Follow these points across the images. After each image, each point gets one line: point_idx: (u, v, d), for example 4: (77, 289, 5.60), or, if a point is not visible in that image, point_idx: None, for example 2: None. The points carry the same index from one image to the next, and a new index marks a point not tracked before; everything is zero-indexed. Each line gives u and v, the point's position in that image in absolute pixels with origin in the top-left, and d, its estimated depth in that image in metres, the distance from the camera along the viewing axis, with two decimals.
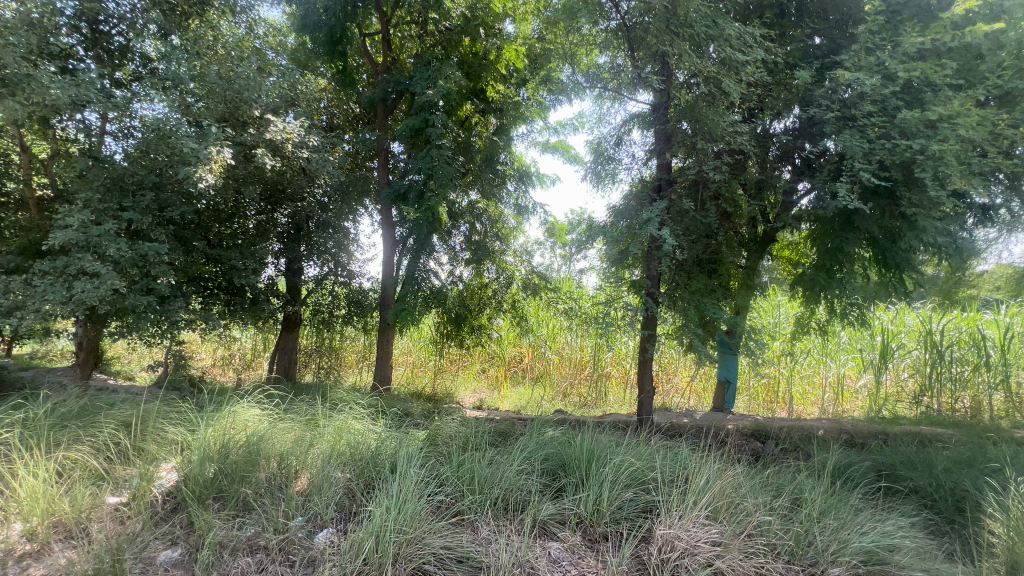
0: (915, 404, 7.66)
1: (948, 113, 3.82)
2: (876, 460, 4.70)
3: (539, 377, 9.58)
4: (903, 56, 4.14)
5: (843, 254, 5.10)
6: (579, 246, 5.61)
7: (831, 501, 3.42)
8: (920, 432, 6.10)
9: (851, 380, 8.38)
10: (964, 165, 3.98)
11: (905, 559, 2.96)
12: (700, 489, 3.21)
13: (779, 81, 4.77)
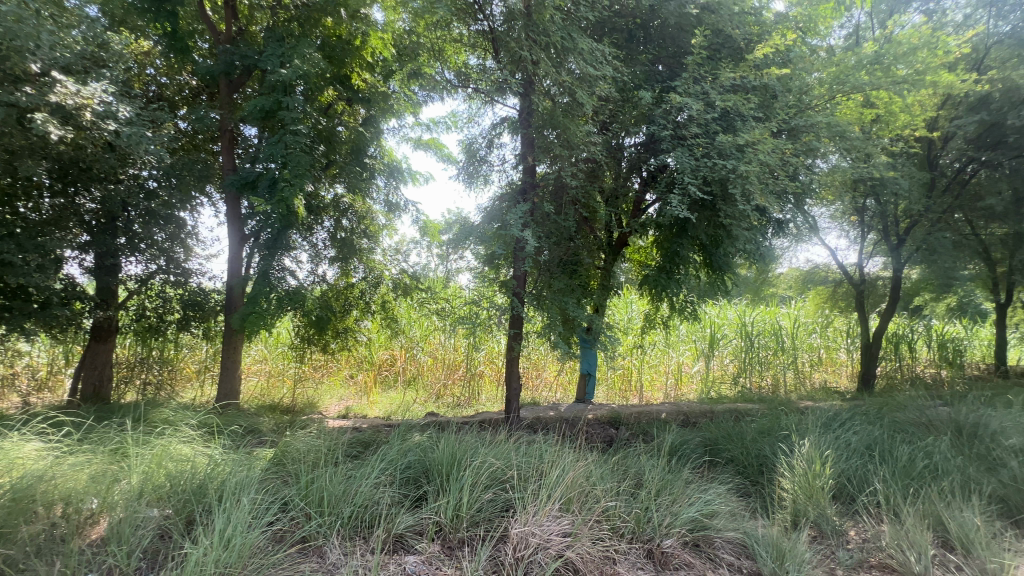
0: (734, 384, 8.98)
1: (751, 140, 4.55)
2: (705, 436, 5.39)
3: (411, 380, 9.29)
4: (720, 89, 4.85)
5: (679, 258, 5.79)
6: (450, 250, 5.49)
7: (667, 479, 3.81)
8: (737, 409, 7.21)
9: (688, 367, 9.49)
10: (763, 185, 4.77)
11: (721, 522, 3.42)
12: (554, 482, 3.32)
13: (628, 99, 5.23)
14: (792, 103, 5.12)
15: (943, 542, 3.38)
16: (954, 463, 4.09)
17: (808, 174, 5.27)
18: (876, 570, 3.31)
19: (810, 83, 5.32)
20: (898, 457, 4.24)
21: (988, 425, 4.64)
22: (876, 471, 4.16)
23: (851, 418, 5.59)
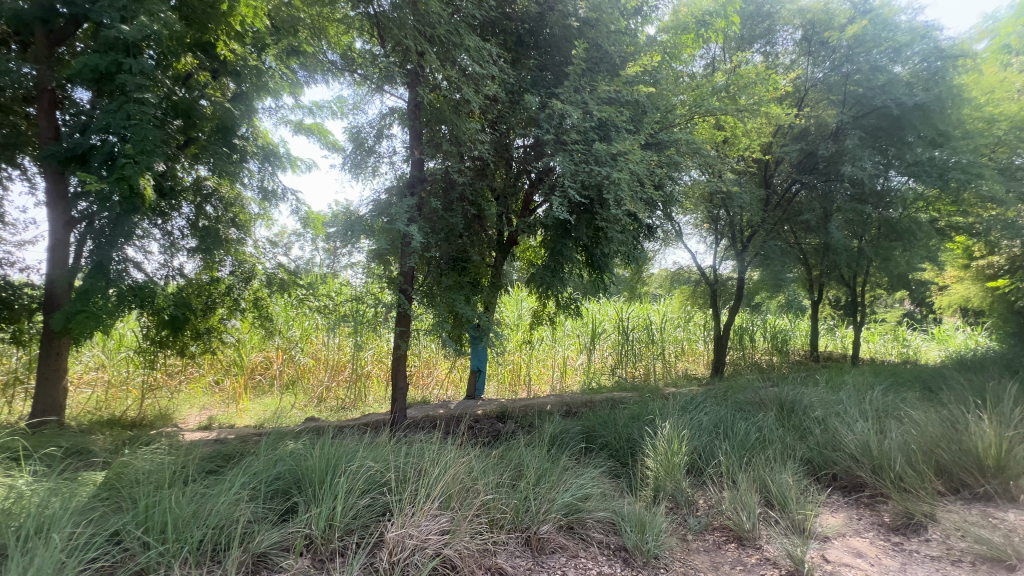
0: (612, 374, 9.75)
1: (623, 150, 4.95)
2: (584, 425, 5.76)
3: (289, 384, 8.59)
4: (597, 100, 5.21)
5: (562, 257, 6.08)
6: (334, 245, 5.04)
7: (545, 467, 4.00)
8: (613, 398, 7.81)
9: (573, 360, 10.07)
10: (633, 192, 5.23)
11: (593, 504, 3.68)
12: (434, 481, 3.30)
13: (514, 101, 5.37)
14: (657, 119, 5.70)
15: (765, 501, 4.01)
16: (777, 434, 4.87)
17: (671, 185, 5.90)
18: (718, 531, 3.82)
19: (673, 103, 5.96)
20: (737, 432, 4.93)
21: (802, 401, 5.61)
22: (720, 445, 4.79)
23: (704, 400, 6.37)
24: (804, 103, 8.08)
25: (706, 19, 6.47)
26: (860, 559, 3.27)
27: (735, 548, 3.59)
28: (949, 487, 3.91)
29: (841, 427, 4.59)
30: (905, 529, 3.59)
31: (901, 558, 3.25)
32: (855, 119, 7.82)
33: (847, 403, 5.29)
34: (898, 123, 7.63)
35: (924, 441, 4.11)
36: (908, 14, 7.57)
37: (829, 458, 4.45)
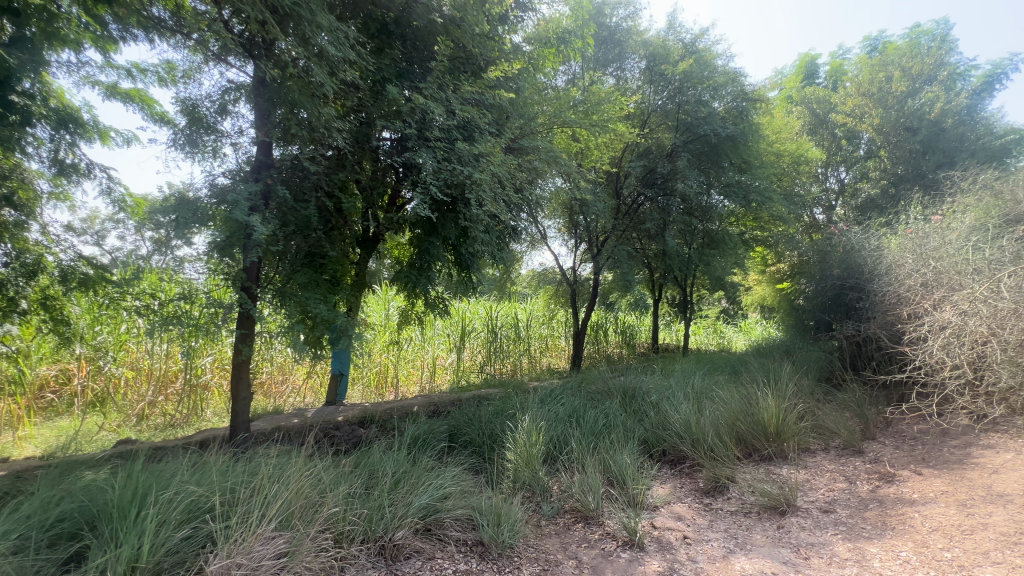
0: (481, 372, 9.91)
1: (484, 152, 5.07)
2: (449, 424, 5.73)
3: (96, 403, 7.02)
4: (461, 100, 5.26)
5: (428, 255, 5.95)
6: (164, 235, 4.23)
7: (403, 472, 3.89)
8: (480, 395, 7.91)
9: (443, 360, 9.99)
10: (495, 193, 5.37)
11: (451, 503, 3.66)
12: (273, 499, 2.97)
13: (375, 91, 5.15)
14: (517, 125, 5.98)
15: (608, 480, 4.43)
16: (620, 419, 5.42)
17: (531, 189, 6.21)
18: (568, 513, 4.10)
19: (533, 112, 6.31)
20: (587, 419, 5.36)
21: (641, 387, 6.31)
22: (572, 433, 5.16)
23: (562, 392, 6.82)
24: (647, 126, 9.12)
25: (567, 38, 6.78)
26: (679, 521, 3.79)
27: (582, 527, 3.89)
28: (745, 453, 4.73)
29: (669, 408, 5.26)
30: (713, 491, 4.25)
31: (709, 516, 3.84)
32: (684, 143, 9.10)
33: (675, 388, 6.10)
34: (716, 150, 9.08)
35: (728, 415, 4.90)
36: (723, 60, 9.04)
37: (660, 436, 5.08)
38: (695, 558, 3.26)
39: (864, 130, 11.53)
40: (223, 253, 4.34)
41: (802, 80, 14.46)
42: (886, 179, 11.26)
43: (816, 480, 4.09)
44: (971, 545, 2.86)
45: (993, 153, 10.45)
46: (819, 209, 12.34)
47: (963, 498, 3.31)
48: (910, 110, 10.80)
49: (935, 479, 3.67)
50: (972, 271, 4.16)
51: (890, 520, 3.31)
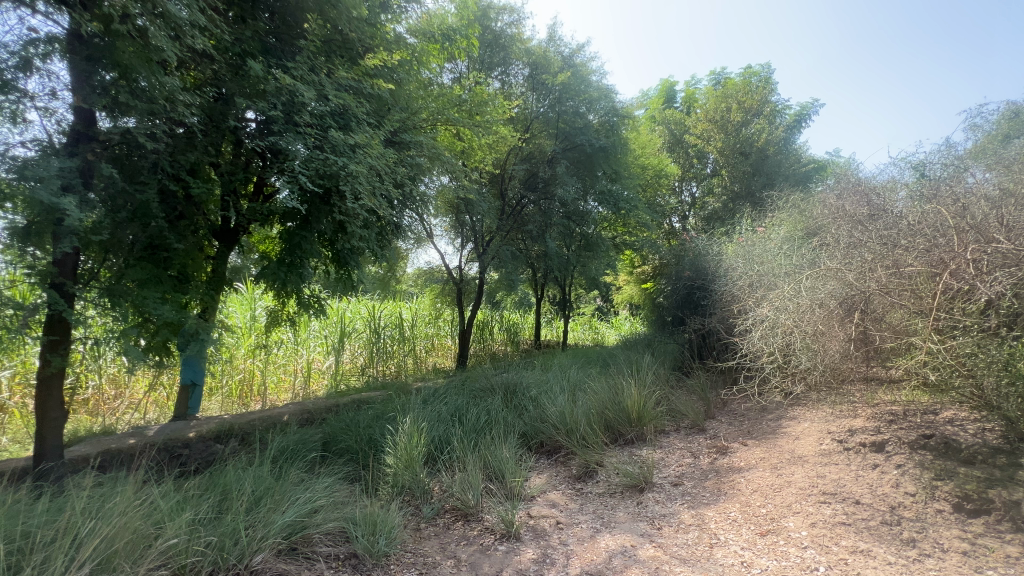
0: (362, 374, 9.37)
1: (361, 142, 4.82)
2: (324, 432, 5.34)
3: None
4: (335, 85, 4.94)
5: (300, 250, 5.43)
6: None
7: (266, 489, 3.54)
8: (360, 398, 7.51)
9: (319, 363, 9.25)
10: (372, 187, 5.13)
11: (322, 517, 3.41)
12: (87, 540, 2.49)
13: (234, 65, 4.61)
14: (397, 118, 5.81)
15: (488, 476, 4.50)
16: (501, 414, 5.54)
17: (413, 185, 6.06)
18: (448, 513, 4.08)
19: (415, 107, 6.15)
20: (469, 417, 5.40)
21: (522, 382, 6.53)
22: (454, 431, 5.14)
23: (446, 392, 6.77)
24: (530, 131, 9.48)
25: (451, 35, 6.75)
26: (553, 508, 4.00)
27: (462, 525, 3.90)
28: (612, 438, 5.17)
29: (547, 401, 5.53)
30: (584, 476, 4.56)
31: (579, 500, 4.12)
32: (563, 151, 9.62)
33: (553, 381, 6.42)
34: (591, 160, 9.74)
35: (598, 404, 5.30)
36: (597, 76, 9.74)
37: (538, 428, 5.32)
38: (566, 541, 3.46)
39: (710, 152, 13.41)
40: (25, 242, 3.53)
41: (663, 103, 16.24)
42: (726, 194, 13.10)
43: (669, 457, 4.61)
44: (780, 499, 3.46)
45: (800, 178, 12.83)
46: (676, 218, 13.99)
47: (775, 461, 3.99)
48: (744, 137, 12.82)
49: (756, 447, 4.37)
50: (783, 274, 5.03)
51: (723, 486, 3.86)
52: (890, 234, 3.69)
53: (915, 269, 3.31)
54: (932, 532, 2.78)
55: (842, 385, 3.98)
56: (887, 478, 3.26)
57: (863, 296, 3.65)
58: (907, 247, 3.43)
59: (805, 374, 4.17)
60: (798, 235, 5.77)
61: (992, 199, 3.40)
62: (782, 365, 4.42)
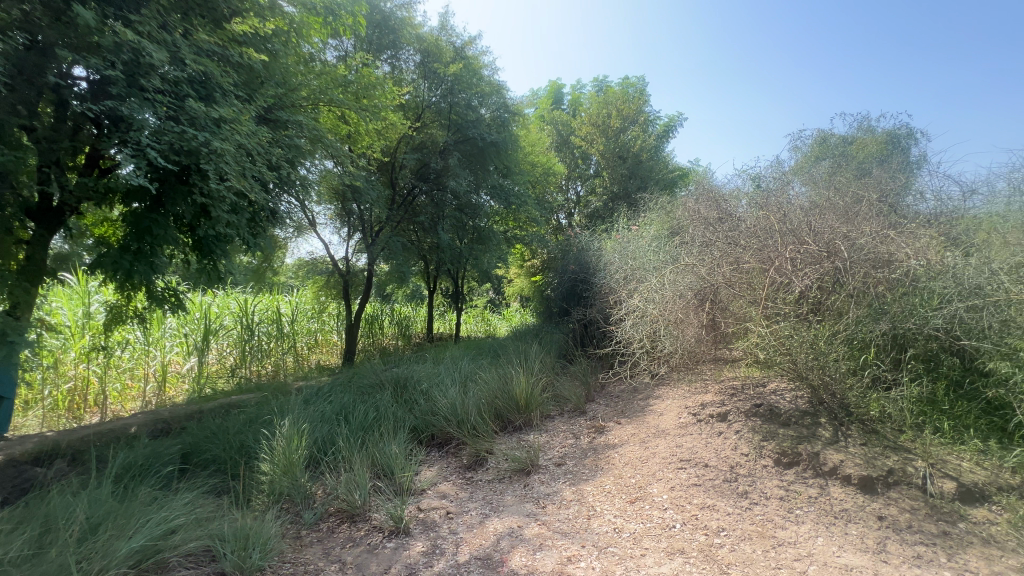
0: (232, 376, 8.37)
1: (227, 117, 4.31)
2: (183, 443, 4.72)
3: None
4: (193, 49, 4.36)
5: (150, 235, 4.69)
6: None
7: (106, 514, 3.05)
8: (229, 401, 6.76)
9: (177, 366, 8.09)
10: (241, 168, 4.61)
11: (181, 537, 3.03)
12: None
13: (55, 10, 3.83)
14: (271, 94, 5.30)
15: (376, 474, 4.36)
16: (390, 410, 5.39)
17: (290, 169, 5.57)
18: (332, 516, 3.88)
19: (292, 82, 5.65)
20: (356, 415, 5.17)
21: (412, 376, 6.40)
22: (339, 431, 4.88)
23: (330, 390, 6.41)
24: (421, 120, 9.28)
25: (334, 10, 6.33)
26: (443, 499, 4.02)
27: (347, 528, 3.73)
28: (501, 426, 5.34)
29: (438, 394, 5.51)
30: (474, 465, 4.64)
31: (469, 489, 4.19)
32: (455, 143, 9.57)
33: (444, 373, 6.39)
34: (482, 154, 9.81)
35: (488, 394, 5.43)
36: (488, 71, 9.83)
37: (429, 422, 5.29)
38: (456, 530, 3.51)
39: (593, 154, 14.39)
40: None
41: (551, 104, 16.94)
42: (606, 194, 14.16)
43: (553, 440, 4.90)
44: (647, 469, 3.88)
45: (668, 182, 14.34)
46: (563, 215, 14.77)
47: (643, 436, 4.45)
48: (621, 142, 13.96)
49: (628, 425, 4.83)
50: (651, 269, 5.60)
51: (600, 462, 4.21)
52: (733, 235, 4.29)
53: (752, 265, 3.91)
54: (759, 484, 3.36)
55: (697, 365, 4.58)
56: (728, 442, 3.84)
57: (713, 288, 4.21)
58: (746, 247, 4.02)
59: (668, 358, 4.70)
60: (664, 233, 6.45)
61: (806, 209, 4.13)
62: (649, 350, 4.93)
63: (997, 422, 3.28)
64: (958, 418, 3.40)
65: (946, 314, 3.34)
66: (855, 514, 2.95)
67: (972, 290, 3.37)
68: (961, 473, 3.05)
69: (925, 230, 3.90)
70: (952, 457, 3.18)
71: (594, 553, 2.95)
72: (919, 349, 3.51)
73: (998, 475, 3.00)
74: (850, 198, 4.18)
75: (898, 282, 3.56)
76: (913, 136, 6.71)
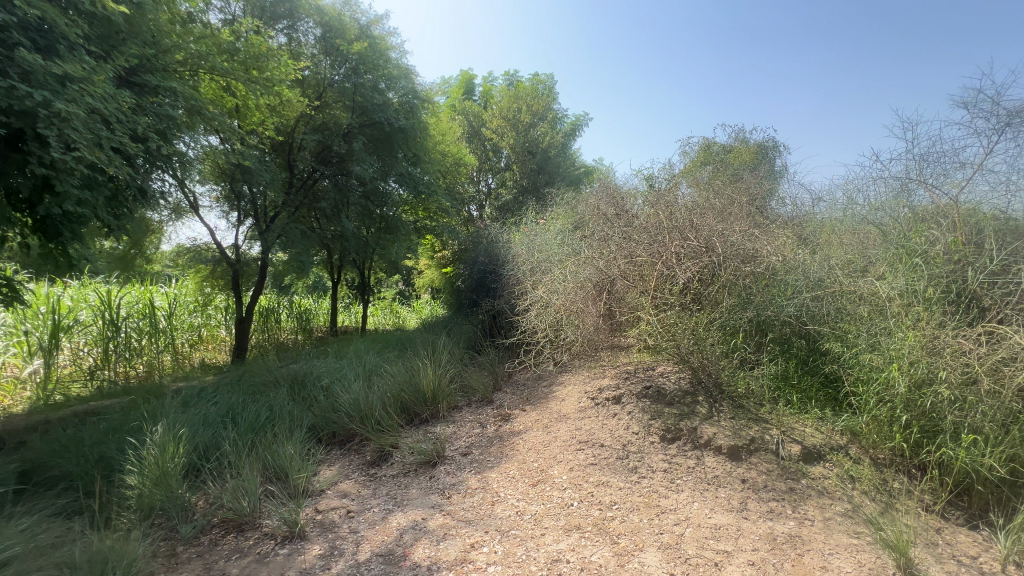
0: (91, 380, 7.22)
1: (75, 75, 3.70)
2: (23, 460, 4.01)
3: None
4: None
5: None
6: None
7: None
8: (87, 408, 5.85)
9: (16, 370, 6.81)
10: (95, 137, 3.98)
11: (16, 569, 2.59)
12: None
13: None
14: (135, 53, 4.64)
15: (269, 478, 4.05)
16: (284, 409, 5.03)
17: (162, 142, 4.92)
18: (216, 528, 3.54)
19: (165, 43, 5.02)
20: (245, 416, 4.75)
21: (311, 372, 6.02)
22: (225, 434, 4.45)
23: (215, 390, 5.81)
24: (322, 99, 8.71)
25: None
26: (344, 498, 3.85)
27: (233, 538, 3.43)
28: (407, 420, 5.23)
29: (339, 390, 5.25)
30: (378, 460, 4.50)
31: (372, 485, 4.06)
32: (360, 126, 9.08)
33: (347, 368, 6.10)
34: (390, 140, 9.42)
35: (394, 388, 5.29)
36: (396, 53, 9.45)
37: (330, 419, 5.04)
38: (357, 528, 3.38)
39: (504, 147, 14.53)
40: None
41: (463, 94, 16.78)
42: (516, 188, 14.41)
43: (460, 430, 4.91)
44: (548, 453, 4.05)
45: (574, 179, 14.96)
46: (474, 207, 14.76)
47: (546, 422, 4.64)
48: (530, 137, 14.29)
49: (532, 412, 5.00)
50: (556, 261, 5.81)
51: (505, 449, 4.31)
52: (628, 231, 4.61)
53: (644, 259, 4.23)
54: (647, 459, 3.67)
55: (596, 353, 4.86)
56: (621, 423, 4.13)
57: (610, 279, 4.49)
58: (638, 241, 4.34)
59: (570, 346, 4.94)
60: (569, 227, 6.73)
61: (690, 209, 4.56)
62: (553, 338, 5.14)
63: (832, 393, 3.91)
64: (804, 391, 3.98)
65: (796, 303, 3.97)
66: (724, 479, 3.35)
67: (816, 283, 4.02)
68: (805, 437, 3.58)
69: (782, 231, 4.50)
70: (798, 425, 3.73)
71: (496, 537, 3.03)
72: (776, 332, 4.04)
73: (831, 437, 3.57)
74: (726, 200, 4.68)
75: (761, 275, 4.06)
76: (777, 148, 7.68)
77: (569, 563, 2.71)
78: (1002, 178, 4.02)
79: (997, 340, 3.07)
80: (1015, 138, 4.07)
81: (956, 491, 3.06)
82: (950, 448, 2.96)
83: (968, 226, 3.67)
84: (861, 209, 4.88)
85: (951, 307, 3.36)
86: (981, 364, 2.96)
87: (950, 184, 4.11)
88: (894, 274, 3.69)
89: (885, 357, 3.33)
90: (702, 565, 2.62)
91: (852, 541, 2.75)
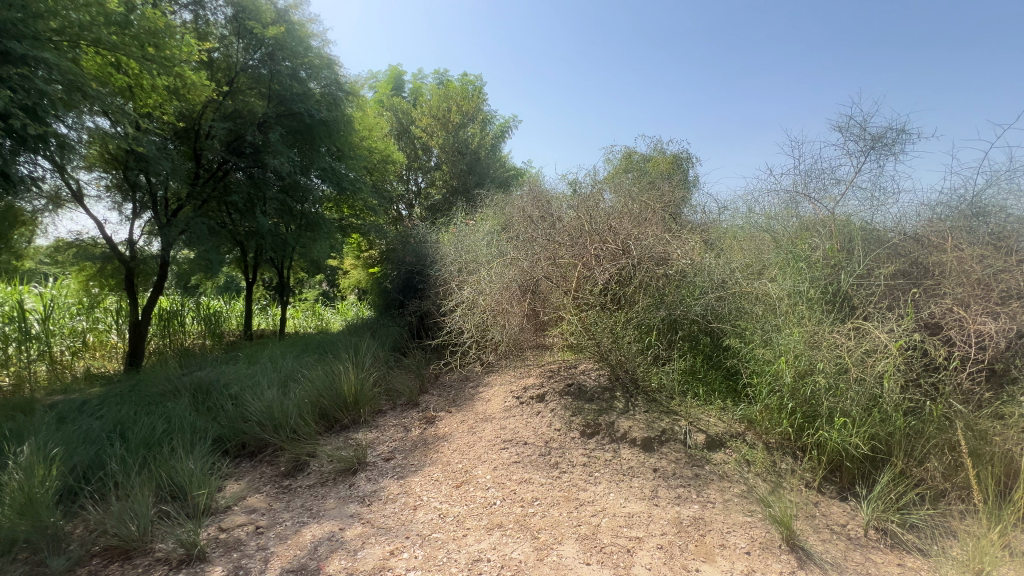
0: None
1: None
2: None
3: None
4: None
5: None
6: None
7: None
8: None
9: None
10: None
11: None
12: None
13: None
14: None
15: (163, 497, 3.66)
16: (184, 419, 4.57)
17: (34, 123, 4.34)
18: (97, 558, 3.14)
19: (37, 8, 4.44)
20: (136, 430, 4.26)
21: (217, 380, 5.53)
22: (110, 452, 3.96)
23: (100, 403, 5.18)
24: (233, 85, 8.14)
25: None
26: (252, 514, 3.58)
27: (118, 567, 3.06)
28: (326, 426, 4.98)
29: (248, 397, 4.87)
30: (293, 471, 4.24)
31: (285, 498, 3.82)
32: (277, 116, 8.48)
33: (259, 374, 5.67)
34: (310, 132, 8.89)
35: (311, 394, 5.00)
36: (318, 42, 8.99)
37: (239, 429, 4.68)
38: (265, 545, 3.16)
39: (433, 147, 14.33)
40: None
41: (391, 89, 16.36)
42: (446, 188, 14.25)
43: (383, 435, 4.77)
44: (473, 453, 4.06)
45: (503, 181, 15.08)
46: (402, 206, 14.39)
47: (471, 423, 4.63)
48: (460, 138, 14.20)
49: (457, 414, 4.97)
50: (483, 261, 5.85)
51: (430, 453, 4.25)
52: (551, 233, 4.74)
53: (567, 260, 4.39)
54: (567, 454, 3.79)
55: (521, 352, 4.94)
56: (544, 421, 4.22)
57: (534, 280, 4.61)
58: (561, 244, 4.50)
59: (496, 346, 4.97)
60: (497, 228, 6.78)
61: (609, 213, 4.79)
62: (479, 339, 5.15)
63: (731, 384, 4.26)
64: (709, 384, 4.33)
65: (702, 303, 4.26)
66: (638, 469, 3.54)
67: (719, 284, 4.34)
68: (709, 427, 3.88)
69: (691, 236, 4.84)
70: (703, 415, 4.04)
71: (417, 542, 2.97)
72: (685, 330, 4.42)
73: (731, 425, 3.91)
74: (643, 207, 4.98)
75: (673, 277, 4.35)
76: (689, 161, 8.28)
77: (490, 562, 2.72)
78: (868, 194, 4.63)
79: (862, 334, 3.53)
80: (877, 160, 4.72)
81: (830, 468, 3.46)
82: (826, 430, 3.34)
83: (842, 235, 4.21)
84: (758, 217, 5.39)
85: (828, 306, 3.81)
86: (851, 356, 3.38)
87: (828, 198, 4.65)
88: (783, 277, 4.11)
89: (775, 351, 3.70)
90: (616, 552, 2.75)
91: (746, 519, 3.03)
